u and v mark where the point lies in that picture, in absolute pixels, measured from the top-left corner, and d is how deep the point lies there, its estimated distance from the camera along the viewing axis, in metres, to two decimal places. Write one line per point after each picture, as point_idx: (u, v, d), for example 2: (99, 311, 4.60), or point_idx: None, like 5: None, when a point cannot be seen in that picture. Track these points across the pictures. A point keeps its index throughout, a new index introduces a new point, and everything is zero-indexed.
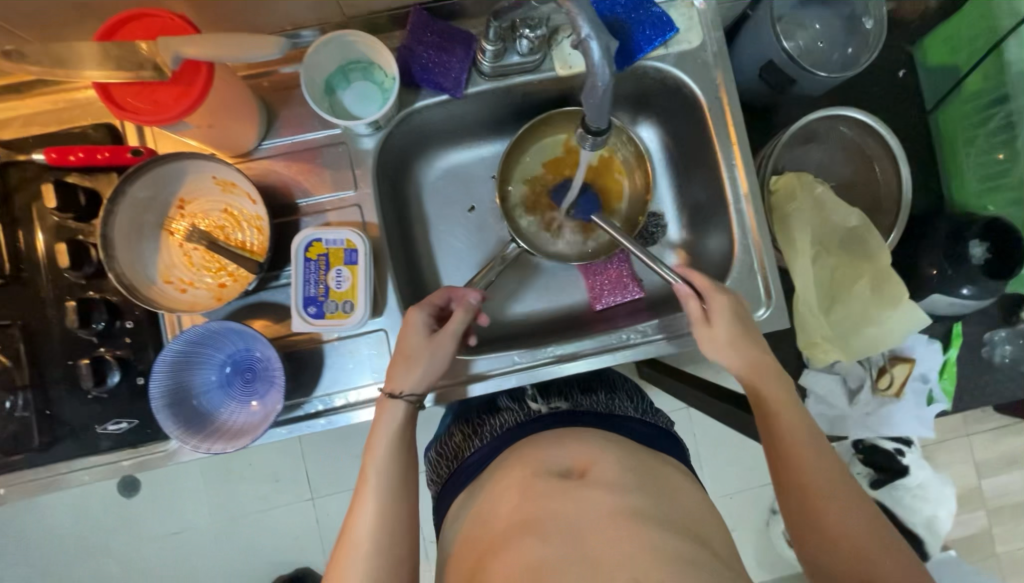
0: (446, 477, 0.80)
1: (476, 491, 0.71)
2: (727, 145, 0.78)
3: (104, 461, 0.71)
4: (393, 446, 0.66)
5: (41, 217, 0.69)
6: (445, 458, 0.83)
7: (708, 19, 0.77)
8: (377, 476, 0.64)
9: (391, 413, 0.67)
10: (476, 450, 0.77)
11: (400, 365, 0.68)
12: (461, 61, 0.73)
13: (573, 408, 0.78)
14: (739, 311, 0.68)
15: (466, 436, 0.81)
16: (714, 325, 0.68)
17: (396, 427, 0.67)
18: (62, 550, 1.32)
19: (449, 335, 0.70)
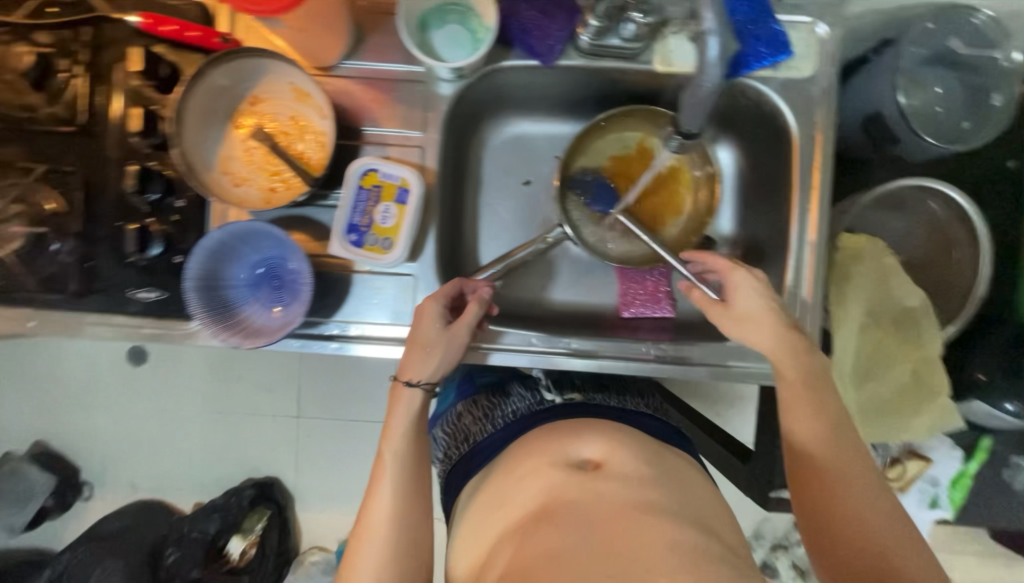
0: (461, 455, 0.82)
1: (495, 469, 0.74)
2: (808, 188, 0.73)
3: (127, 323, 0.73)
4: (413, 427, 0.69)
5: (123, 79, 0.69)
6: (456, 439, 0.84)
7: (827, 50, 0.72)
8: (399, 448, 0.67)
9: (410, 398, 0.69)
10: (489, 436, 0.80)
11: (415, 355, 0.68)
12: (561, 30, 0.72)
13: (586, 400, 0.79)
14: (747, 277, 0.69)
15: (476, 418, 0.83)
16: (731, 302, 0.69)
17: (414, 410, 0.69)
18: (67, 395, 1.41)
19: (463, 327, 0.71)
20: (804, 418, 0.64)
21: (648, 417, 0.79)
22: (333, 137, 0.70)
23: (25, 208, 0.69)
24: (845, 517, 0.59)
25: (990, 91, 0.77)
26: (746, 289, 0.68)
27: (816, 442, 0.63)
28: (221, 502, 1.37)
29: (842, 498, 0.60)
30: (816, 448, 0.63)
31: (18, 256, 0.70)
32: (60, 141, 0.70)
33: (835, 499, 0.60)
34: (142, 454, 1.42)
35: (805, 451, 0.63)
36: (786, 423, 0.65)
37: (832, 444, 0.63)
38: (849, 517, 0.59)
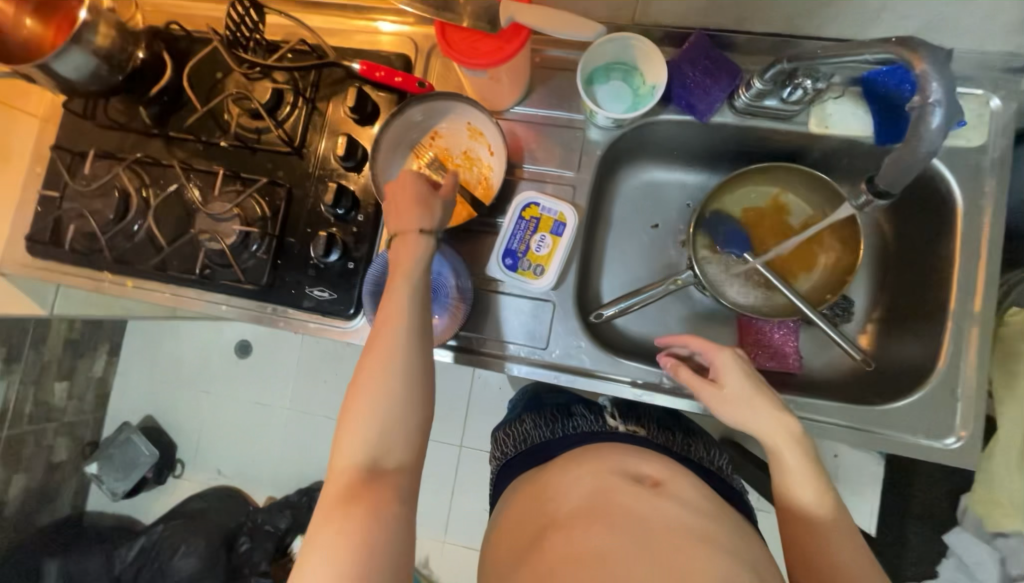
0: (511, 454, 0.86)
1: (546, 468, 0.76)
2: (972, 257, 0.71)
3: (300, 316, 0.84)
4: (423, 279, 0.65)
5: (334, 111, 0.84)
6: (513, 439, 0.89)
7: (1001, 123, 0.71)
8: (410, 290, 0.63)
9: (414, 245, 0.64)
10: (549, 440, 0.83)
11: (406, 205, 0.65)
12: (722, 90, 0.76)
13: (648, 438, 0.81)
14: (744, 366, 0.66)
15: (538, 424, 0.88)
16: (721, 384, 0.66)
17: (423, 260, 0.64)
18: (190, 375, 1.56)
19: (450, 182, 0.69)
20: (805, 484, 0.60)
21: (710, 471, 0.79)
22: (502, 171, 0.78)
23: (241, 210, 0.82)
24: None
25: None
26: (734, 373, 0.65)
27: (824, 506, 0.59)
28: (295, 499, 1.42)
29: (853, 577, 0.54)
30: (824, 520, 0.59)
31: (229, 248, 0.82)
32: (277, 158, 0.85)
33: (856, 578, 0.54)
34: (239, 440, 1.52)
35: (799, 506, 0.60)
36: (779, 481, 0.62)
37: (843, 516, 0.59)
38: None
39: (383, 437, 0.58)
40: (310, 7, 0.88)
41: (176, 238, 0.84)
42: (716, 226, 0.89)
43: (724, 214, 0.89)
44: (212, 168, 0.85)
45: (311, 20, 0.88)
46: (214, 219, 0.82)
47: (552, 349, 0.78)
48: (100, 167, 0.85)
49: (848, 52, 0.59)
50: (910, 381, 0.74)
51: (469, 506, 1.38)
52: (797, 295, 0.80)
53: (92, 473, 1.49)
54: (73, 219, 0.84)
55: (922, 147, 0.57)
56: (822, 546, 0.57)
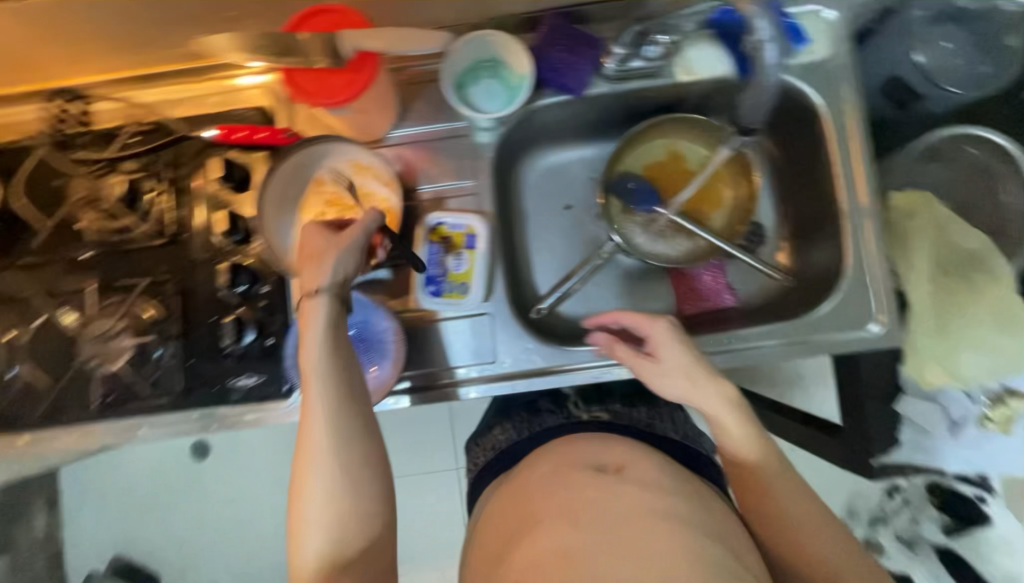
0: (482, 464, 0.88)
1: (513, 477, 0.76)
2: (847, 159, 0.77)
3: (231, 412, 0.77)
4: (330, 346, 0.58)
5: (202, 187, 0.77)
6: (483, 448, 0.91)
7: (839, 31, 0.76)
8: (319, 367, 0.57)
9: (314, 314, 0.58)
10: (515, 442, 0.84)
11: (308, 264, 0.61)
12: (588, 63, 0.76)
13: (613, 420, 0.84)
14: (677, 337, 0.69)
15: (505, 429, 0.90)
16: (659, 356, 0.68)
17: (326, 327, 0.58)
18: (142, 502, 1.39)
19: (354, 231, 0.62)
20: (738, 434, 0.63)
21: (675, 445, 0.82)
22: (399, 200, 0.75)
23: (128, 321, 0.75)
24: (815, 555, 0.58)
25: (998, 35, 0.80)
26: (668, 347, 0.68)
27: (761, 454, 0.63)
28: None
29: (789, 515, 0.60)
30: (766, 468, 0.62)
31: (127, 367, 0.75)
32: (155, 254, 0.77)
33: (791, 511, 0.60)
34: (220, 551, 1.38)
35: (741, 460, 0.63)
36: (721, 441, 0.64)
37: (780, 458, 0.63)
38: (810, 541, 0.59)
39: (339, 523, 0.55)
40: (143, 80, 0.79)
41: (62, 372, 0.75)
42: (625, 186, 0.89)
43: (630, 174, 0.90)
44: (82, 285, 0.75)
45: (146, 95, 0.80)
46: (100, 340, 0.74)
47: (504, 360, 0.78)
48: None
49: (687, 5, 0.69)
50: (827, 286, 0.80)
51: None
52: (710, 236, 0.85)
53: None
54: None
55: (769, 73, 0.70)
56: (769, 503, 0.61)
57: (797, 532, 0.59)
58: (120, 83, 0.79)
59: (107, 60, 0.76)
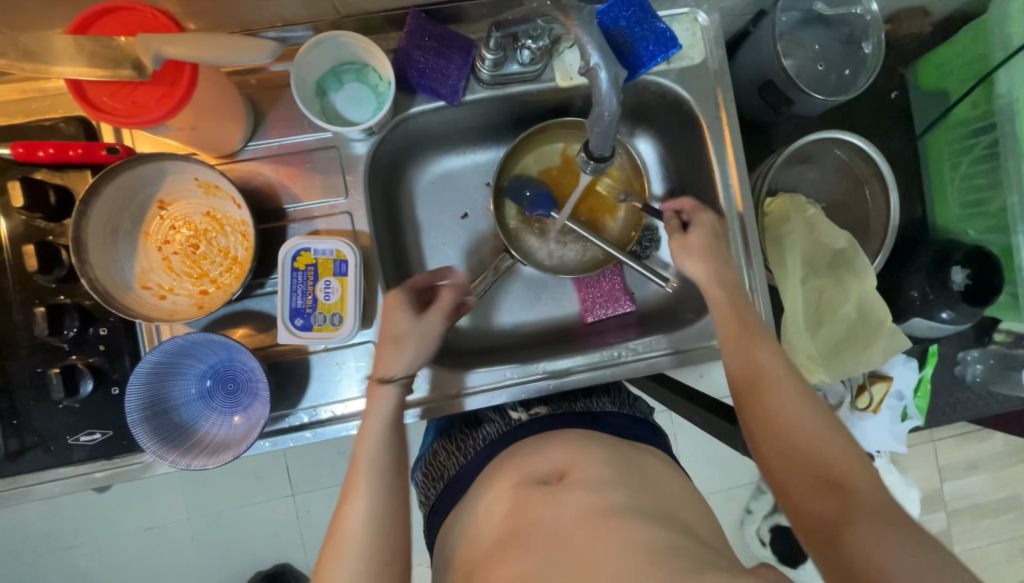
0: (433, 500, 0.78)
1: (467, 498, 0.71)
2: (727, 164, 0.77)
3: (75, 472, 0.68)
4: (390, 430, 0.64)
5: (8, 215, 0.65)
6: (432, 480, 0.81)
7: (711, 35, 0.76)
8: (375, 449, 0.62)
9: (385, 398, 0.65)
10: (463, 466, 0.76)
11: (386, 347, 0.67)
12: (459, 68, 0.70)
13: (553, 412, 0.78)
14: (716, 227, 0.73)
15: (449, 454, 0.80)
16: (687, 235, 0.73)
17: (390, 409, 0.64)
18: (29, 550, 1.25)
19: (437, 314, 0.69)
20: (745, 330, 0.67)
21: (621, 417, 0.78)
22: (253, 223, 0.67)
23: None
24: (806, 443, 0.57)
25: (860, 39, 0.82)
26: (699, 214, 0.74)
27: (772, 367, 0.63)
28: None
29: (782, 422, 0.59)
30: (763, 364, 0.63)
31: None
32: None
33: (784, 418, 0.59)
34: None
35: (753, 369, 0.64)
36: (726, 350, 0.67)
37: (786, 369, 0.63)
38: (806, 444, 0.57)
39: None
40: None
41: None
42: (522, 191, 0.85)
43: (525, 175, 0.86)
44: None
45: None
46: None
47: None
48: None
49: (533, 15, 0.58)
50: None
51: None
52: (605, 244, 0.82)
53: None
54: None
55: (603, 110, 0.53)
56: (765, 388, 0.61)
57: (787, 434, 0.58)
58: None
59: None
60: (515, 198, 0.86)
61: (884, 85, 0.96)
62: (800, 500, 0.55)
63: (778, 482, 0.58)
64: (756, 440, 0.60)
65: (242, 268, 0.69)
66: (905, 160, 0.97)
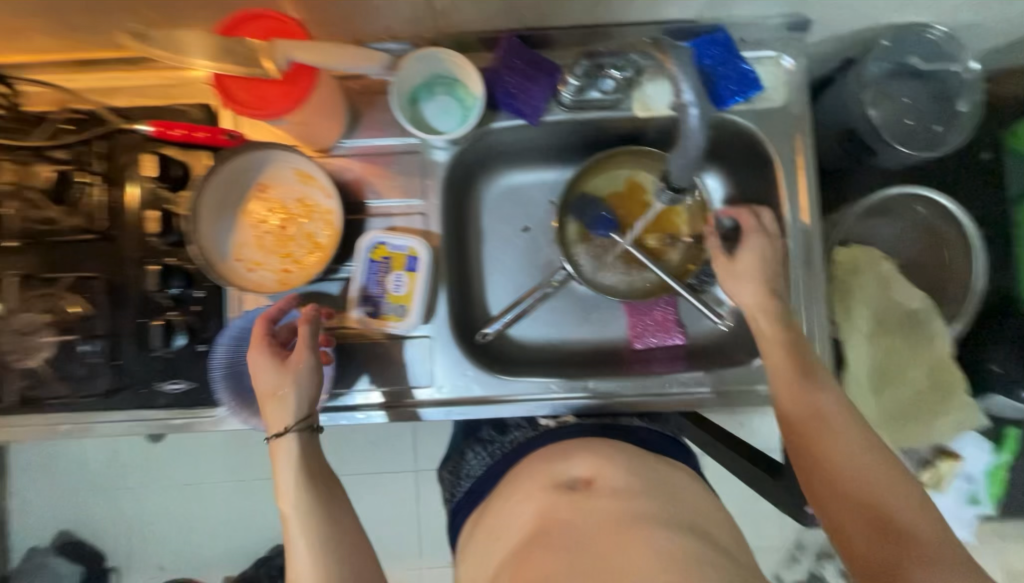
0: (460, 495, 0.82)
1: (500, 495, 0.72)
2: (798, 207, 0.77)
3: (157, 416, 0.75)
4: (304, 477, 0.61)
5: (138, 182, 0.74)
6: (457, 476, 0.85)
7: (796, 79, 0.76)
8: (296, 502, 0.60)
9: (286, 450, 0.61)
10: (489, 468, 0.80)
11: (270, 406, 0.63)
12: (543, 90, 0.75)
13: (577, 422, 0.79)
14: (770, 248, 0.74)
15: (477, 452, 0.84)
16: (734, 259, 0.75)
17: (296, 457, 0.61)
18: (87, 485, 1.36)
19: (302, 352, 0.64)
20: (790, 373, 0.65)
21: (647, 433, 0.79)
22: (338, 214, 0.74)
23: (51, 316, 0.72)
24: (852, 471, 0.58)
25: (954, 96, 0.79)
26: (749, 239, 0.74)
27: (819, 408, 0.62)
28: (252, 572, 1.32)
29: (831, 462, 0.59)
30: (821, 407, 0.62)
31: (51, 364, 0.73)
32: (83, 248, 0.74)
33: (834, 460, 0.59)
34: (166, 536, 1.36)
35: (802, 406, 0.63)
36: (774, 383, 0.66)
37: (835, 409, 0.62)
38: (859, 473, 0.58)
39: None
40: (81, 66, 0.76)
41: None
42: (581, 212, 0.88)
43: (587, 197, 0.89)
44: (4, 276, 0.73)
45: (86, 81, 0.76)
46: (23, 334, 0.72)
47: (436, 386, 0.77)
48: None
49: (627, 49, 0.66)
50: None
51: (438, 522, 1.35)
52: (661, 272, 0.83)
53: None
54: None
55: (691, 144, 0.54)
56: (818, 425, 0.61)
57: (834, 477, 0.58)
58: (59, 66, 0.76)
59: (41, 44, 0.73)
60: (577, 217, 0.89)
61: (976, 144, 0.92)
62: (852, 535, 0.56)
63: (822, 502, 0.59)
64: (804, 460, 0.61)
65: (323, 252, 0.75)
66: (992, 225, 0.92)
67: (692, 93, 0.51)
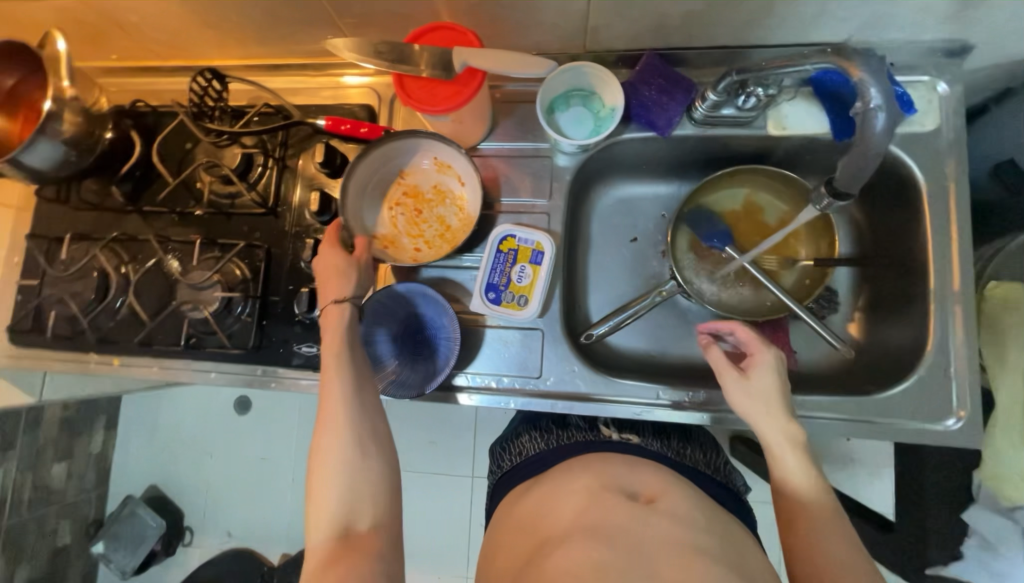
0: (507, 468, 0.86)
1: (541, 486, 0.74)
2: (944, 236, 0.73)
3: (289, 374, 0.82)
4: (348, 341, 0.69)
5: (304, 167, 0.86)
6: (509, 452, 0.88)
7: (951, 105, 0.73)
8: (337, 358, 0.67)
9: (338, 317, 0.70)
10: (542, 453, 0.81)
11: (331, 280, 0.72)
12: (679, 104, 0.77)
13: (642, 445, 0.79)
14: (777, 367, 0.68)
15: (533, 438, 0.86)
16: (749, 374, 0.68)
17: (344, 325, 0.70)
18: (187, 441, 1.50)
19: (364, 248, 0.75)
20: (796, 469, 0.63)
21: (708, 477, 0.78)
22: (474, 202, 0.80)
23: (221, 276, 0.82)
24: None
25: None
26: (757, 356, 0.69)
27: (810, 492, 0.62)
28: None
29: (815, 544, 0.57)
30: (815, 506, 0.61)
31: (212, 316, 0.82)
32: (252, 220, 0.86)
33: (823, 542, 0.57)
34: (242, 502, 1.45)
35: (792, 493, 0.62)
36: (777, 476, 0.64)
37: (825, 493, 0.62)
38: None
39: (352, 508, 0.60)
40: (271, 70, 0.91)
41: (158, 311, 0.83)
42: (694, 224, 0.89)
43: (700, 210, 0.89)
44: (188, 237, 0.85)
45: (274, 83, 0.91)
46: (195, 288, 0.83)
47: (543, 377, 0.79)
48: (78, 250, 0.86)
49: (789, 63, 0.64)
50: (901, 368, 0.74)
51: None
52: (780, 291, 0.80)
53: (99, 552, 1.44)
54: (54, 304, 0.84)
55: (870, 148, 0.59)
56: (812, 528, 0.59)
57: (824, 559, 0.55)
58: (257, 70, 0.91)
59: (247, 49, 0.87)
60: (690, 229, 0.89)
61: None
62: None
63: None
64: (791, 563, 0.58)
65: (454, 236, 0.81)
66: None
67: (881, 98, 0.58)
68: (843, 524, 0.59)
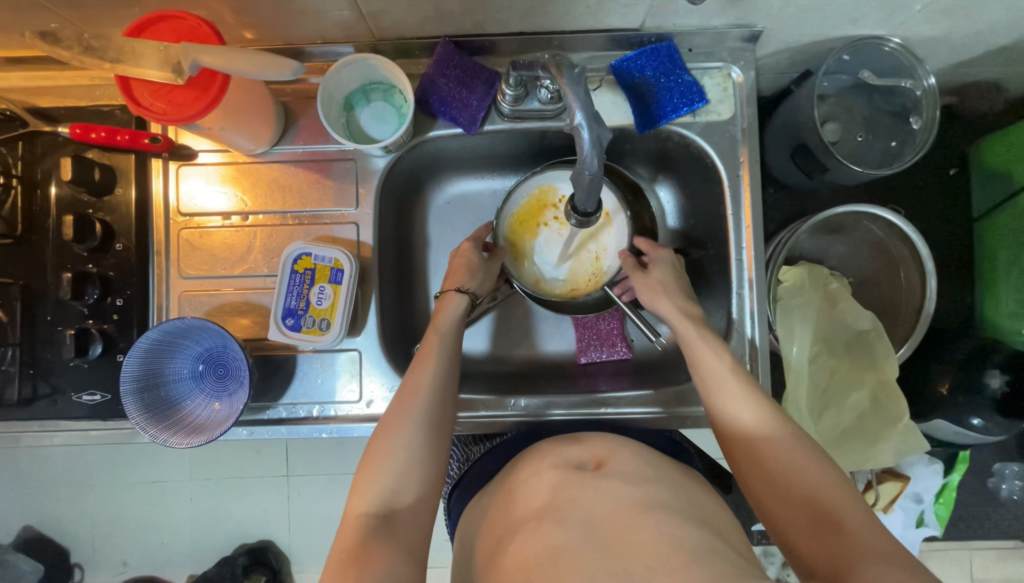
0: (454, 477, 0.79)
1: (485, 494, 0.70)
2: (741, 223, 0.74)
3: (76, 427, 0.74)
4: (457, 328, 0.72)
5: (60, 187, 0.72)
6: (456, 459, 0.82)
7: (744, 93, 0.73)
8: (447, 335, 0.70)
9: (455, 303, 0.73)
10: (480, 456, 0.77)
11: (459, 270, 0.76)
12: (480, 99, 0.73)
13: (580, 424, 0.77)
14: (672, 264, 0.76)
15: (477, 439, 0.82)
16: (641, 274, 0.75)
17: (458, 312, 0.73)
18: None
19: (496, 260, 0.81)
20: (735, 398, 0.62)
21: (652, 433, 0.75)
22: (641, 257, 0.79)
23: None
24: (824, 497, 0.53)
25: (909, 113, 0.76)
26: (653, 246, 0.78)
27: (761, 424, 0.59)
28: (214, 572, 1.13)
29: (769, 460, 0.57)
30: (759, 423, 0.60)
31: None
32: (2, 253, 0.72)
33: (777, 456, 0.57)
34: None
35: (740, 424, 0.60)
36: (719, 401, 0.63)
37: (781, 416, 0.60)
38: (802, 491, 0.54)
39: (398, 483, 0.59)
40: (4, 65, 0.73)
41: None
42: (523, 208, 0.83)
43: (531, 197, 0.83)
44: None
45: (13, 81, 0.74)
46: None
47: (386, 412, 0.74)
48: None
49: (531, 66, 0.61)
50: None
51: None
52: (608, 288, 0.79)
53: None
54: None
55: (585, 168, 0.53)
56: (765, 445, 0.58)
57: (784, 476, 0.55)
58: None
59: None
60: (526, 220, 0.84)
61: (939, 161, 0.91)
62: (794, 543, 0.53)
63: (774, 526, 0.56)
64: (756, 483, 0.57)
65: (580, 284, 0.83)
66: (952, 244, 0.90)
67: (584, 115, 0.50)
68: (802, 435, 0.58)
